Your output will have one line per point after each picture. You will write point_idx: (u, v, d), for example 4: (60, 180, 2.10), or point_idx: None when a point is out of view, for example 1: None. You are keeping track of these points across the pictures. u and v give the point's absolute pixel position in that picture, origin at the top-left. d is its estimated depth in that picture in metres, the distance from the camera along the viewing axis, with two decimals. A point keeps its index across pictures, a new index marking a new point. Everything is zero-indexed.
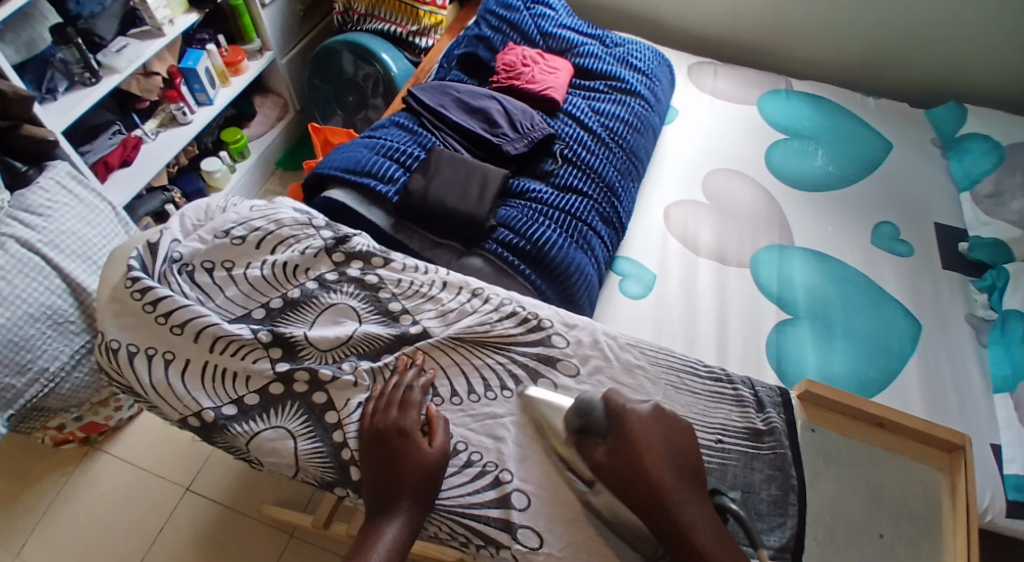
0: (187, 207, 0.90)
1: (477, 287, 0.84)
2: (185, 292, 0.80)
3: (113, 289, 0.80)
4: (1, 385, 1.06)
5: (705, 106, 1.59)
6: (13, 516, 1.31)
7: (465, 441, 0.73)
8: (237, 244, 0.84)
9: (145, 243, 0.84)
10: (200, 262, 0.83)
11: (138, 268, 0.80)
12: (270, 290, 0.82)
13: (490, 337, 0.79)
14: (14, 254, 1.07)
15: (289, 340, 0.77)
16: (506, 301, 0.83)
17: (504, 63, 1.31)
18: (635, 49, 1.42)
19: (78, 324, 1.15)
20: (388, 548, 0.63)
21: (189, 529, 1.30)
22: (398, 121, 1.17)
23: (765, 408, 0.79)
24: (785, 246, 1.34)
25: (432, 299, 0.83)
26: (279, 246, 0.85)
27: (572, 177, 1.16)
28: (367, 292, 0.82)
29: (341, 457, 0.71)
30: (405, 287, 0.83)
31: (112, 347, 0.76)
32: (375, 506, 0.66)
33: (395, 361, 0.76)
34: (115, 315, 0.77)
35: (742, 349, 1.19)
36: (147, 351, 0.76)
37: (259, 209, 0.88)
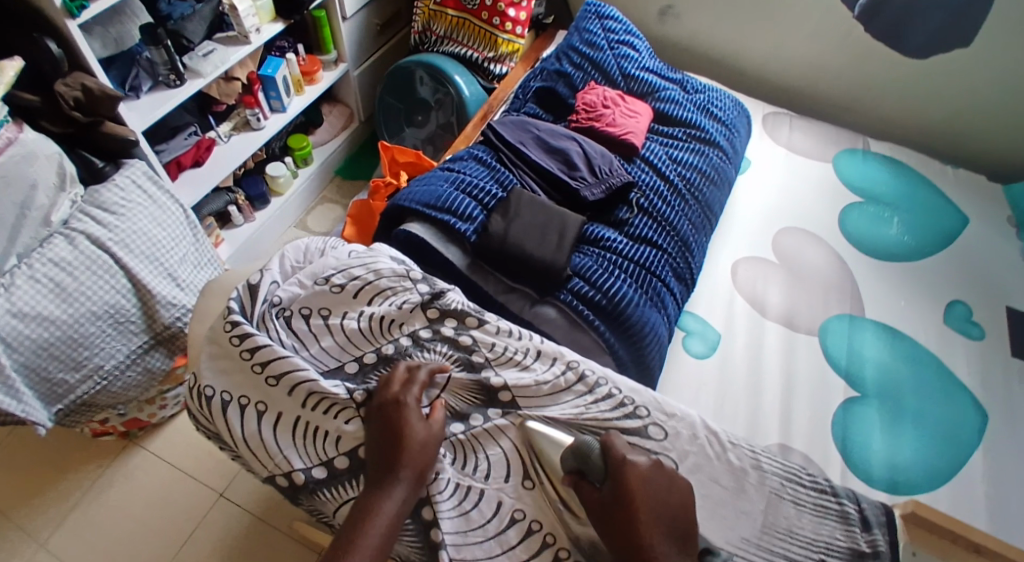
0: (286, 245, 0.88)
1: (572, 361, 0.79)
2: (281, 339, 0.79)
3: (211, 327, 0.79)
4: (55, 379, 1.07)
5: (779, 160, 1.55)
6: (48, 502, 1.31)
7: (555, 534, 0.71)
8: (335, 292, 0.81)
9: (246, 281, 0.83)
10: (298, 308, 0.81)
11: (238, 311, 0.79)
12: (366, 343, 0.80)
13: (584, 421, 0.74)
14: (83, 250, 1.07)
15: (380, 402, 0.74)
16: (601, 380, 0.77)
17: (584, 103, 1.27)
18: (717, 98, 1.38)
19: (139, 324, 1.15)
20: (385, 526, 0.65)
21: (221, 535, 1.29)
22: (476, 154, 1.15)
23: (872, 527, 0.72)
24: (856, 317, 1.30)
25: (525, 369, 0.78)
26: (375, 299, 0.82)
27: (647, 228, 1.11)
28: (461, 354, 0.79)
29: (432, 538, 0.69)
30: (499, 352, 0.79)
31: (206, 394, 0.76)
32: (376, 475, 0.68)
33: (476, 438, 0.74)
34: (210, 355, 0.78)
35: (805, 425, 1.15)
36: (240, 401, 0.75)
37: (357, 256, 0.86)
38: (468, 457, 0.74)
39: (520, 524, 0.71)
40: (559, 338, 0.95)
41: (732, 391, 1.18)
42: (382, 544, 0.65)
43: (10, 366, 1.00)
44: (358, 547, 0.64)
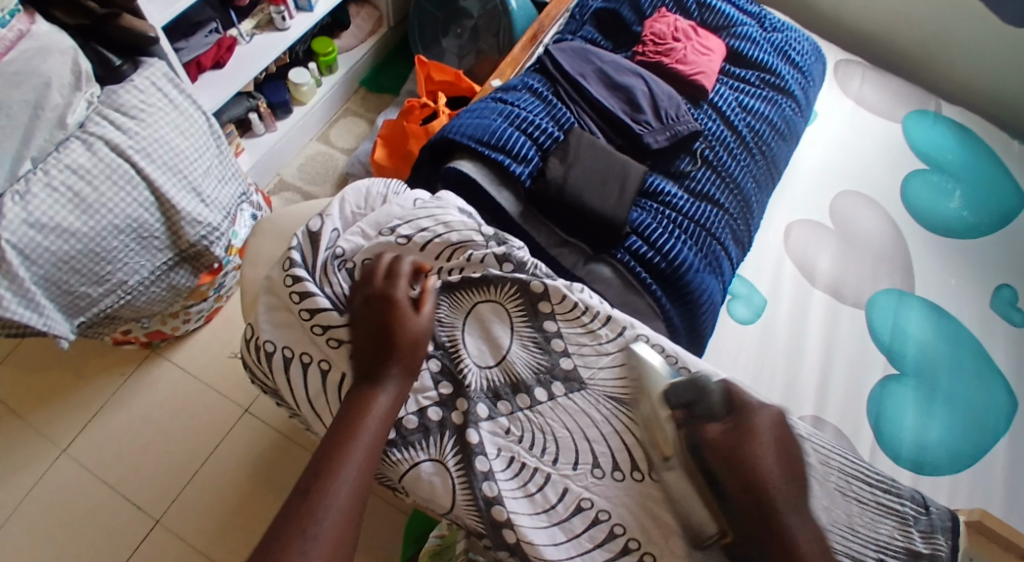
0: (346, 189, 0.83)
1: (641, 335, 0.72)
2: (344, 293, 0.73)
3: (269, 277, 0.77)
4: (78, 292, 1.02)
5: (844, 114, 1.44)
6: (68, 407, 1.30)
7: (625, 525, 0.65)
8: (401, 242, 0.74)
9: (306, 230, 0.78)
10: (363, 259, 0.75)
11: (299, 264, 0.74)
12: None
13: (645, 404, 0.69)
14: (102, 157, 0.99)
15: (449, 356, 0.71)
16: (668, 359, 0.71)
17: (653, 33, 1.15)
18: (794, 39, 1.26)
19: (162, 240, 1.09)
20: (379, 418, 0.63)
21: (244, 452, 1.28)
22: (531, 85, 1.04)
23: (933, 530, 0.67)
24: (904, 293, 1.24)
25: (589, 333, 0.72)
26: (447, 251, 0.75)
27: (709, 183, 1.04)
28: (526, 311, 0.73)
29: (494, 516, 0.64)
30: (567, 312, 0.72)
31: (267, 349, 0.74)
32: (366, 371, 0.65)
33: (544, 418, 0.69)
34: (268, 307, 0.75)
35: (844, 399, 1.12)
36: (302, 358, 0.73)
37: (423, 204, 0.79)
38: (536, 437, 0.68)
39: (586, 513, 0.65)
40: (611, 299, 0.89)
41: (775, 359, 1.14)
42: (378, 436, 0.62)
43: (29, 278, 0.94)
44: (354, 435, 0.61)
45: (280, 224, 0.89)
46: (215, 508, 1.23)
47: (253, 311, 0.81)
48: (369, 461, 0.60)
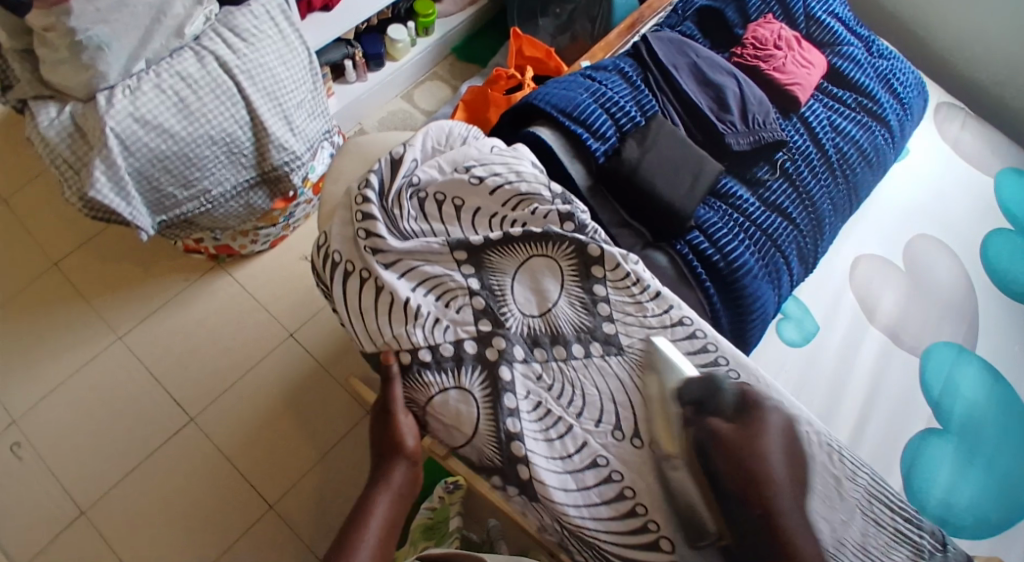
0: (430, 124, 0.86)
1: (686, 317, 0.73)
2: (412, 219, 0.78)
3: (348, 193, 0.81)
4: (164, 192, 1.08)
5: (938, 157, 1.38)
6: (132, 298, 1.39)
7: (635, 489, 0.68)
8: (473, 183, 0.77)
9: (388, 155, 0.81)
10: (434, 192, 0.78)
11: (374, 188, 0.78)
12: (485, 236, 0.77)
13: (677, 383, 0.70)
14: (210, 70, 1.05)
15: (495, 298, 0.74)
16: (709, 346, 0.72)
17: (755, 37, 1.13)
18: (900, 69, 1.23)
19: (249, 159, 1.14)
20: (391, 501, 0.70)
21: (283, 373, 1.35)
22: (621, 68, 1.05)
23: None
24: (964, 349, 1.19)
25: (636, 305, 0.73)
26: (514, 201, 0.77)
27: (783, 195, 1.03)
28: (577, 270, 0.74)
29: (512, 452, 0.69)
30: (617, 280, 0.74)
31: (333, 257, 0.77)
32: (375, 467, 0.73)
33: (577, 374, 0.72)
34: (342, 221, 0.79)
35: (880, 436, 1.09)
36: (361, 273, 0.76)
37: (499, 151, 0.80)
38: (564, 388, 0.72)
39: (600, 468, 0.68)
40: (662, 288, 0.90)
41: (818, 387, 1.11)
42: (387, 520, 0.69)
43: (124, 167, 1.00)
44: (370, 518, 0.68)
45: (363, 149, 0.91)
46: (246, 419, 1.31)
47: (330, 222, 0.85)
48: (381, 540, 0.68)
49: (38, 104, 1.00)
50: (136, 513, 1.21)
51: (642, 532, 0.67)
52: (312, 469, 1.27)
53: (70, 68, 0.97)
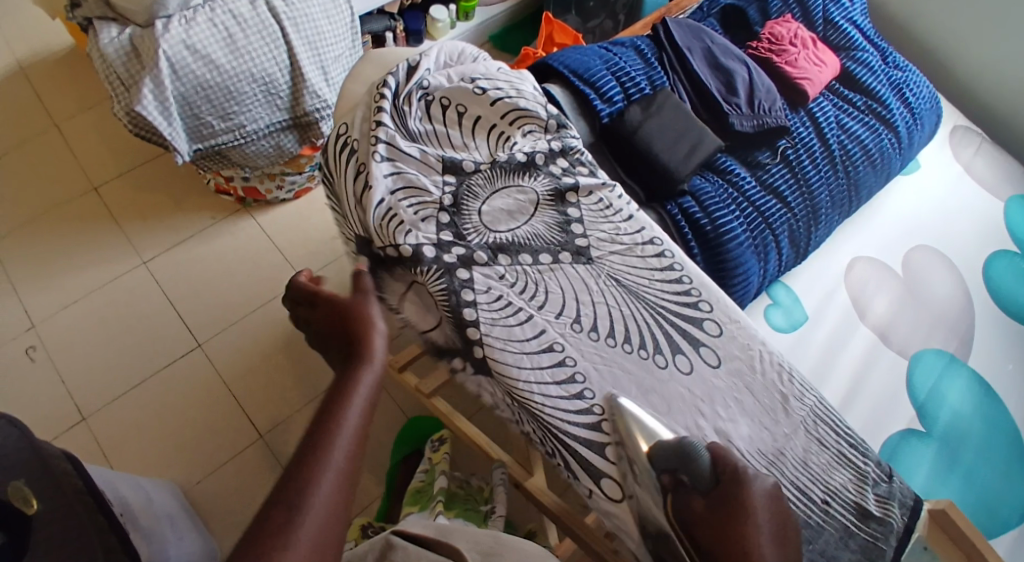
0: (444, 42, 0.91)
1: (656, 237, 0.80)
2: (416, 119, 0.82)
3: (369, 91, 0.86)
4: (201, 120, 1.15)
5: (949, 178, 1.39)
6: (160, 229, 1.48)
7: (586, 376, 0.71)
8: (476, 93, 0.83)
9: (405, 63, 0.86)
10: (440, 97, 0.84)
11: (389, 86, 0.83)
12: (484, 149, 0.83)
13: (643, 291, 0.76)
14: (260, 15, 1.13)
15: (461, 215, 0.78)
16: (676, 264, 0.78)
17: (771, 33, 1.17)
18: (913, 82, 1.26)
19: (284, 102, 1.22)
20: (362, 409, 0.60)
21: (290, 314, 1.42)
22: (639, 46, 1.10)
23: (890, 498, 0.73)
24: (953, 359, 1.17)
25: (610, 223, 0.80)
26: (512, 115, 0.83)
27: (781, 179, 1.07)
28: (557, 186, 0.80)
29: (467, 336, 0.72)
30: (592, 201, 0.81)
31: (350, 142, 0.83)
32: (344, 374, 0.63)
33: (542, 275, 0.76)
34: (365, 113, 0.84)
35: (864, 424, 1.06)
36: (359, 165, 0.81)
37: (505, 73, 0.87)
38: (528, 285, 0.75)
39: (555, 354, 0.72)
40: None
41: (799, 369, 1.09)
42: (360, 427, 0.58)
43: (170, 89, 1.09)
44: (341, 422, 0.57)
45: (385, 58, 0.96)
46: (249, 352, 1.37)
47: (349, 114, 0.90)
48: (354, 447, 0.56)
49: (102, 24, 1.10)
50: (132, 424, 1.28)
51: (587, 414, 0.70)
52: (304, 406, 1.32)
53: None
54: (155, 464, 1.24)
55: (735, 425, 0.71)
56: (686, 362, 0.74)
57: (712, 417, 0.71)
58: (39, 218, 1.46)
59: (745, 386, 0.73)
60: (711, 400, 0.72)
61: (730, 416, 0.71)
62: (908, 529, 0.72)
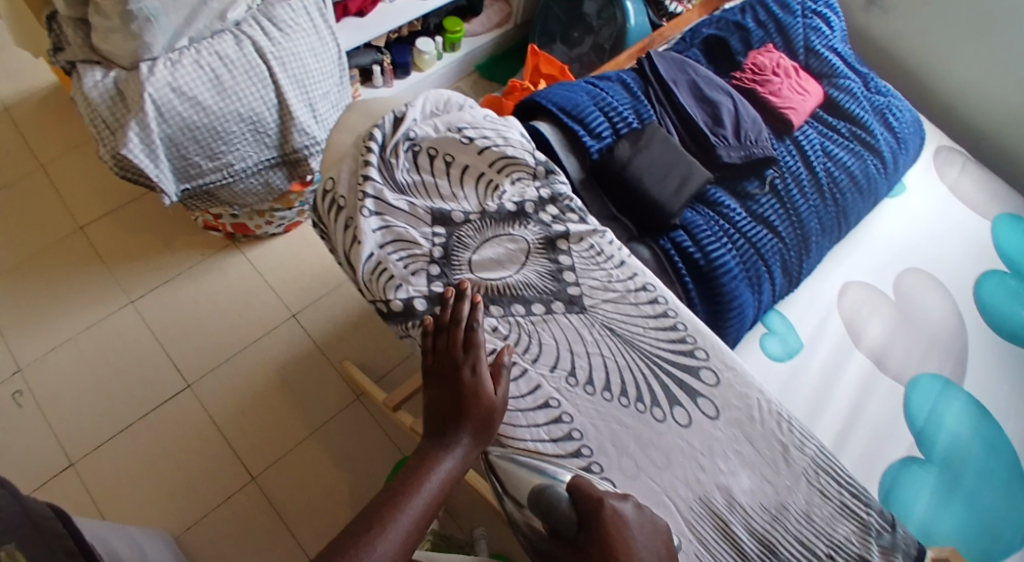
0: (429, 91, 0.90)
1: (648, 283, 0.79)
2: (404, 170, 0.82)
3: (356, 145, 0.85)
4: (189, 160, 1.14)
5: (936, 198, 1.40)
6: (148, 268, 1.47)
7: (584, 432, 0.70)
8: (463, 143, 0.83)
9: (392, 114, 0.86)
10: (427, 147, 0.83)
11: (376, 139, 0.83)
12: (471, 199, 0.82)
13: (637, 340, 0.76)
14: (247, 55, 1.13)
15: (452, 266, 0.77)
16: (669, 311, 0.78)
17: (753, 63, 1.18)
18: (896, 106, 1.27)
19: (272, 139, 1.21)
20: (441, 479, 0.64)
21: (281, 351, 1.41)
22: (624, 80, 1.11)
23: (896, 550, 0.70)
24: (950, 383, 1.16)
25: (602, 270, 0.80)
26: (500, 163, 0.83)
27: (771, 209, 1.07)
28: (547, 234, 0.80)
29: None
30: (583, 247, 0.81)
31: (338, 199, 0.82)
32: (441, 431, 0.67)
33: (535, 326, 0.75)
34: (352, 167, 0.84)
35: (862, 454, 1.06)
36: (349, 220, 0.80)
37: (491, 120, 0.86)
38: (521, 338, 0.75)
39: (550, 410, 0.71)
40: None
41: (795, 402, 1.08)
42: (434, 497, 0.63)
43: (157, 132, 1.08)
44: (415, 490, 0.62)
45: (373, 109, 0.96)
46: (240, 391, 1.35)
47: (337, 166, 0.89)
48: (425, 512, 0.62)
49: (86, 67, 1.09)
50: (120, 469, 1.26)
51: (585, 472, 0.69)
52: (299, 444, 1.31)
53: (119, 37, 1.05)
54: (147, 511, 1.22)
55: (736, 478, 0.70)
56: (685, 414, 0.73)
57: (715, 473, 0.70)
58: (25, 260, 1.45)
59: (744, 437, 0.72)
60: (710, 453, 0.71)
61: (732, 469, 0.70)
62: None
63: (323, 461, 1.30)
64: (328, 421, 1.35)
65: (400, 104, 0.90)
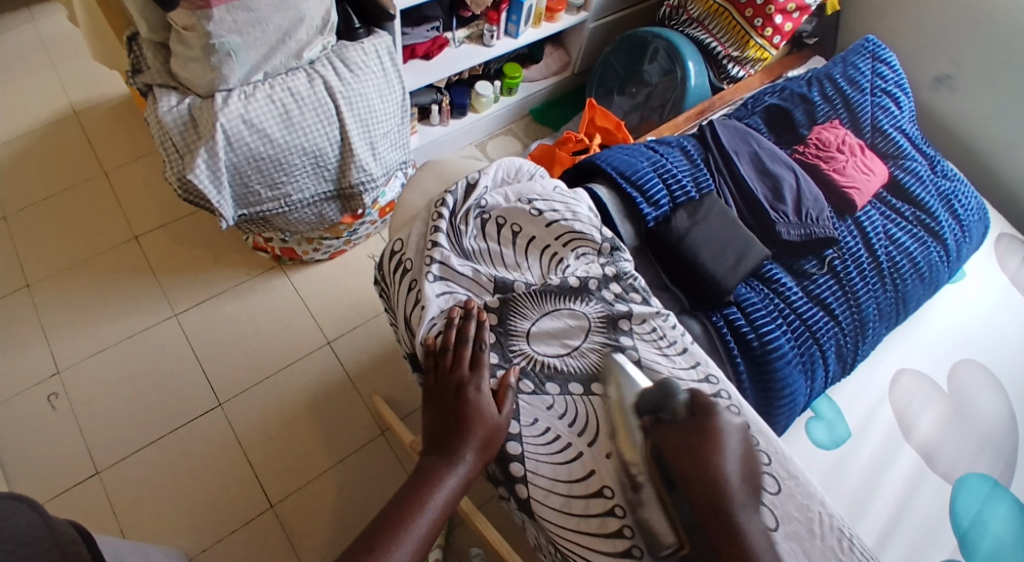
0: (503, 159, 0.92)
1: (712, 375, 0.77)
2: (471, 237, 0.84)
3: (427, 207, 0.88)
4: (250, 189, 1.17)
5: (995, 287, 1.35)
6: (194, 282, 1.49)
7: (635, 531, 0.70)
8: (533, 215, 0.84)
9: (464, 180, 0.88)
10: (497, 216, 0.85)
11: (448, 204, 0.85)
12: (535, 271, 0.83)
13: None
14: (317, 93, 1.16)
15: (509, 337, 0.78)
16: (732, 407, 0.75)
17: (818, 138, 1.17)
18: (963, 192, 1.25)
19: (331, 174, 1.23)
20: (445, 497, 0.68)
21: (314, 378, 1.41)
22: (686, 147, 1.11)
23: None
24: (999, 485, 1.11)
25: (663, 356, 0.78)
26: (567, 237, 0.83)
27: (828, 290, 1.04)
28: (609, 314, 0.79)
29: (511, 471, 0.74)
30: (647, 331, 0.79)
31: (405, 262, 0.85)
32: (443, 445, 0.70)
33: (591, 409, 0.75)
34: (422, 229, 0.86)
35: (906, 553, 1.02)
36: (412, 282, 0.82)
37: (561, 192, 0.87)
38: (578, 418, 0.75)
39: (605, 500, 0.71)
40: None
41: (836, 492, 1.04)
42: (438, 514, 0.67)
43: (223, 160, 1.10)
44: (420, 508, 0.66)
45: (444, 169, 0.98)
46: (270, 415, 1.36)
47: (406, 226, 0.91)
48: (432, 528, 0.67)
49: (162, 92, 1.13)
50: (146, 482, 1.26)
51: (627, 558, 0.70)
52: (322, 475, 1.31)
53: (199, 66, 1.08)
54: (166, 528, 1.22)
55: None
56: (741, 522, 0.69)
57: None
58: (79, 263, 1.49)
59: (805, 553, 0.68)
60: None
61: None
62: None
63: (344, 495, 1.29)
64: (352, 454, 1.34)
65: (474, 170, 0.92)
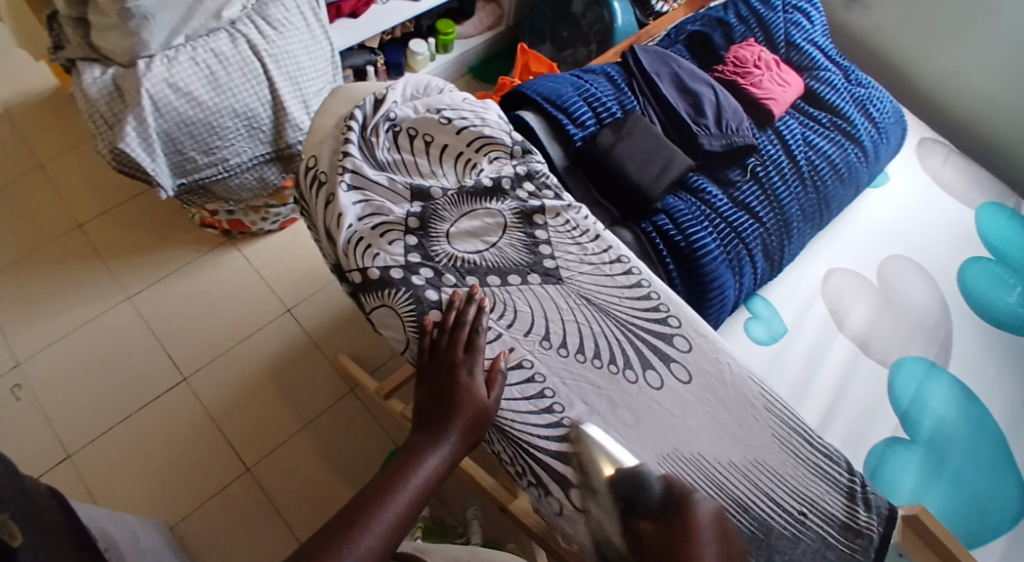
0: (411, 76, 0.94)
1: (622, 256, 0.83)
2: (384, 149, 0.86)
3: (337, 128, 0.89)
4: (185, 155, 1.17)
5: (919, 188, 1.42)
6: (146, 264, 1.49)
7: (555, 390, 0.74)
8: (442, 123, 0.87)
9: (372, 97, 0.90)
10: (407, 128, 0.88)
11: (358, 118, 0.86)
12: (451, 176, 0.87)
13: (612, 308, 0.79)
14: (242, 51, 1.16)
15: (429, 237, 0.81)
16: (642, 281, 0.82)
17: (735, 57, 1.21)
18: (877, 97, 1.31)
19: (266, 135, 1.24)
20: (425, 477, 0.67)
21: (276, 344, 1.43)
22: (609, 74, 1.13)
23: (873, 512, 0.72)
24: (936, 366, 1.17)
25: (577, 244, 0.83)
26: (478, 143, 0.88)
27: (752, 196, 1.09)
28: (522, 208, 0.84)
29: None
30: (559, 223, 0.84)
31: (319, 178, 0.85)
32: (430, 422, 0.70)
33: (510, 295, 0.79)
34: (334, 146, 0.88)
35: (850, 434, 1.07)
36: (329, 194, 0.83)
37: (470, 103, 0.91)
38: (498, 305, 0.78)
39: (524, 371, 0.74)
40: None
41: (777, 383, 1.10)
42: (421, 491, 0.66)
43: (153, 127, 1.10)
44: (400, 485, 0.65)
45: (353, 92, 0.97)
46: (233, 383, 1.37)
47: (318, 147, 0.91)
48: (414, 503, 0.65)
49: (85, 64, 1.12)
50: (117, 459, 1.28)
51: (556, 427, 0.72)
52: (293, 436, 1.33)
53: (118, 34, 1.08)
54: (142, 502, 1.24)
55: (705, 442, 0.72)
56: (656, 377, 0.76)
57: (686, 435, 0.73)
58: (24, 258, 1.47)
59: (714, 398, 0.75)
60: (681, 413, 0.74)
61: (704, 433, 0.73)
62: (889, 540, 0.72)
63: (316, 451, 1.32)
64: (320, 414, 1.36)
65: (382, 89, 0.94)
